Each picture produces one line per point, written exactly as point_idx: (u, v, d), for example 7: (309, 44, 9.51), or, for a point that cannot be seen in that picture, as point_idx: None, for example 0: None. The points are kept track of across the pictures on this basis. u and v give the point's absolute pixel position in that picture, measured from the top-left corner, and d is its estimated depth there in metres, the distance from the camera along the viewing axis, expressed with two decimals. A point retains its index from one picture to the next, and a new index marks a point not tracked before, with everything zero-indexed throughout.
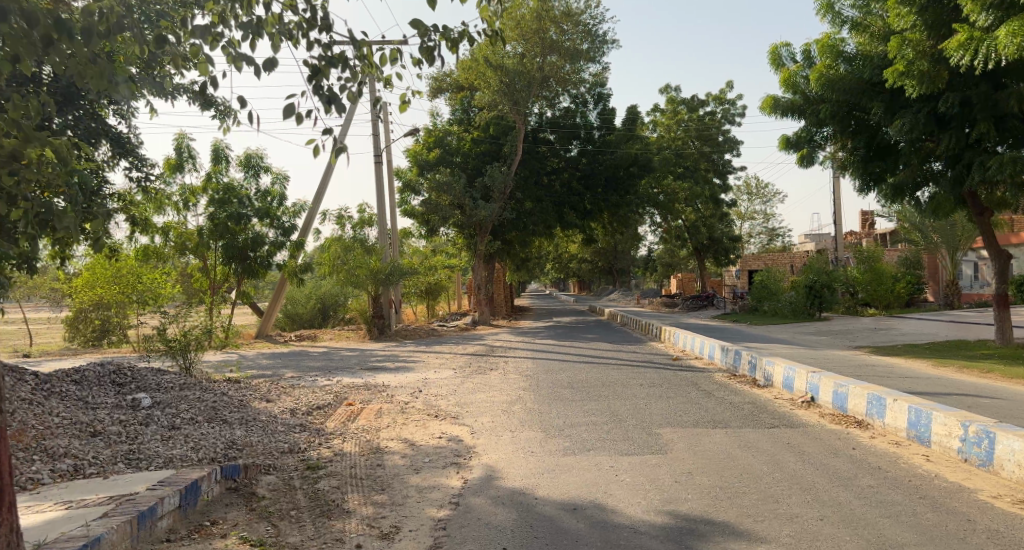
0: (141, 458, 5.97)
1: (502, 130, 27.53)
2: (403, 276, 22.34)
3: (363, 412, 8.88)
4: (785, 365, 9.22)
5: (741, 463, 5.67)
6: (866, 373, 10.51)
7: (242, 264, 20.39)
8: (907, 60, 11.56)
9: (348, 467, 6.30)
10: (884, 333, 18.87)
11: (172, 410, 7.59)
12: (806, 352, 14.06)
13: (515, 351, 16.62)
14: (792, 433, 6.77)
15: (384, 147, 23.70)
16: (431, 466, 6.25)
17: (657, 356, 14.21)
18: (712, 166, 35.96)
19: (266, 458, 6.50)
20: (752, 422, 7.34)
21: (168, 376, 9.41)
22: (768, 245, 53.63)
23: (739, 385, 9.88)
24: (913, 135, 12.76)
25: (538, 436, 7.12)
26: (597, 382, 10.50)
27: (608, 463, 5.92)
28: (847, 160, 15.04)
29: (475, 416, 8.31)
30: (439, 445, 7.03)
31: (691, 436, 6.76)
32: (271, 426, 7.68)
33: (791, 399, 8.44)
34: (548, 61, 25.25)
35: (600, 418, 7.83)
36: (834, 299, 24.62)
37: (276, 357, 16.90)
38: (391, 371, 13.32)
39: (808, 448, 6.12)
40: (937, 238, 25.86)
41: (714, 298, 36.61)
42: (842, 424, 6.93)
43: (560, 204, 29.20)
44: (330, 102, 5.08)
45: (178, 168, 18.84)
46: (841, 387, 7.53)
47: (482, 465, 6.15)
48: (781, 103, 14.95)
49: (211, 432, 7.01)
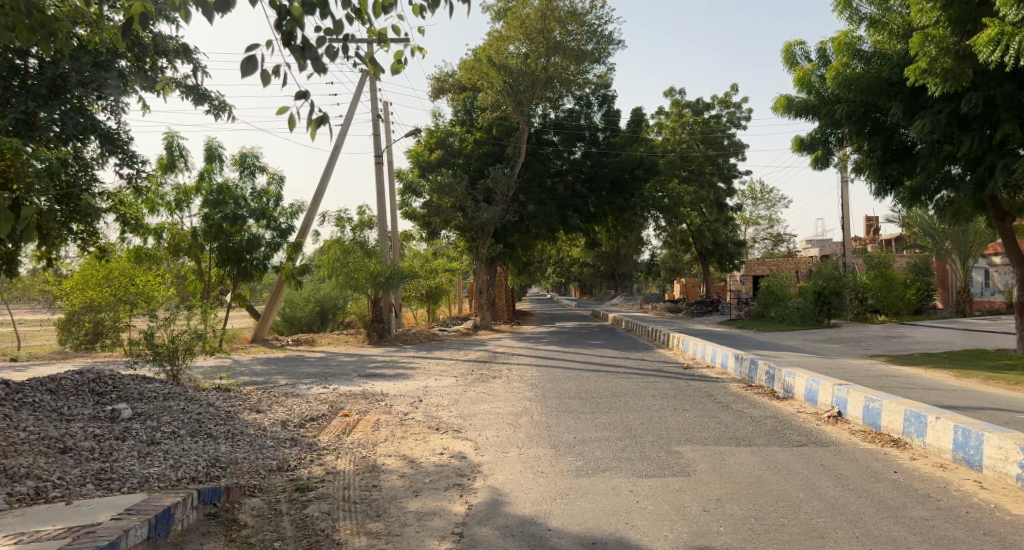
0: (112, 479, 5.51)
1: (505, 132, 27.16)
2: (403, 280, 21.85)
3: (359, 425, 8.35)
4: (807, 377, 8.69)
5: (774, 488, 5.15)
6: (890, 385, 9.97)
7: (238, 267, 19.85)
8: (930, 57, 10.94)
9: (340, 489, 5.78)
10: (897, 341, 18.33)
11: (154, 423, 7.09)
12: (822, 360, 13.51)
13: (519, 357, 16.06)
14: (824, 452, 6.23)
15: (384, 148, 23.26)
16: (431, 487, 5.73)
17: (666, 364, 13.67)
18: (717, 170, 35.49)
19: (251, 477, 6.01)
20: (778, 439, 6.80)
21: (152, 384, 8.92)
22: (773, 250, 53.07)
23: (757, 397, 9.34)
24: (934, 136, 12.17)
25: (547, 453, 6.58)
26: (607, 393, 9.96)
27: (627, 486, 5.40)
28: (863, 162, 14.50)
29: (479, 430, 7.78)
30: (440, 463, 6.49)
31: (714, 455, 6.22)
32: (259, 440, 7.17)
33: (816, 414, 7.90)
34: (552, 62, 24.80)
35: (613, 433, 7.29)
36: (843, 305, 24.11)
37: (271, 363, 16.39)
38: (389, 378, 12.80)
39: (845, 470, 5.58)
40: (948, 245, 25.31)
41: (719, 304, 36.06)
42: (877, 443, 6.40)
43: (564, 208, 28.33)
44: (303, 55, 4.78)
45: (170, 168, 18.37)
46: (874, 402, 6.99)
47: (488, 487, 5.62)
48: (795, 103, 14.42)
49: (193, 447, 6.53)
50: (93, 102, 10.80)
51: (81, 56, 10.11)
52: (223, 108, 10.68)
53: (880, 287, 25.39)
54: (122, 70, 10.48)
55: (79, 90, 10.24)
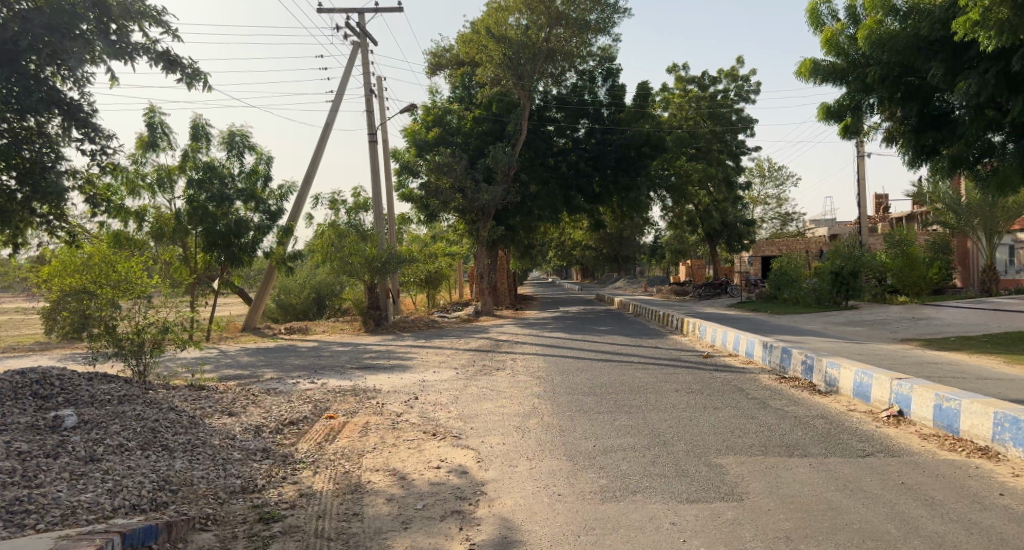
0: (28, 512, 4.50)
1: (506, 108, 25.79)
2: (400, 265, 20.78)
3: (344, 430, 7.29)
4: (856, 370, 7.63)
5: (854, 520, 4.10)
6: (943, 375, 8.87)
7: (227, 253, 18.69)
8: (983, 7, 9.54)
9: (312, 519, 4.74)
10: (926, 323, 17.23)
11: (98, 434, 6.04)
12: (852, 347, 12.44)
13: (523, 346, 14.98)
14: (899, 465, 5.16)
15: (379, 125, 22.06)
16: (424, 517, 4.67)
17: (684, 353, 12.60)
18: (725, 148, 34.18)
19: (205, 504, 4.97)
20: (837, 448, 5.71)
21: (111, 384, 7.88)
22: (781, 231, 51.92)
23: (795, 392, 8.27)
24: (980, 99, 10.82)
25: (564, 467, 5.50)
26: (624, 388, 8.88)
27: (668, 516, 4.36)
28: (895, 130, 13.17)
29: (482, 436, 6.69)
30: (436, 481, 5.42)
31: (764, 471, 5.16)
32: (224, 452, 6.10)
33: (872, 413, 6.86)
34: (554, 34, 23.64)
35: (638, 439, 6.21)
36: (861, 285, 23.03)
37: (258, 354, 15.32)
38: (384, 371, 11.75)
39: (936, 492, 4.51)
40: (974, 222, 24.10)
41: (728, 286, 34.88)
42: (961, 453, 5.35)
43: (567, 187, 27.75)
44: None
45: (151, 146, 17.27)
46: (951, 401, 5.91)
47: (494, 517, 4.59)
48: (821, 67, 13.01)
49: (141, 464, 5.49)
50: (58, 73, 8.23)
51: (34, 18, 7.71)
52: (196, 79, 9.25)
53: (901, 266, 24.10)
54: (87, 37, 7.95)
55: (38, 58, 7.88)
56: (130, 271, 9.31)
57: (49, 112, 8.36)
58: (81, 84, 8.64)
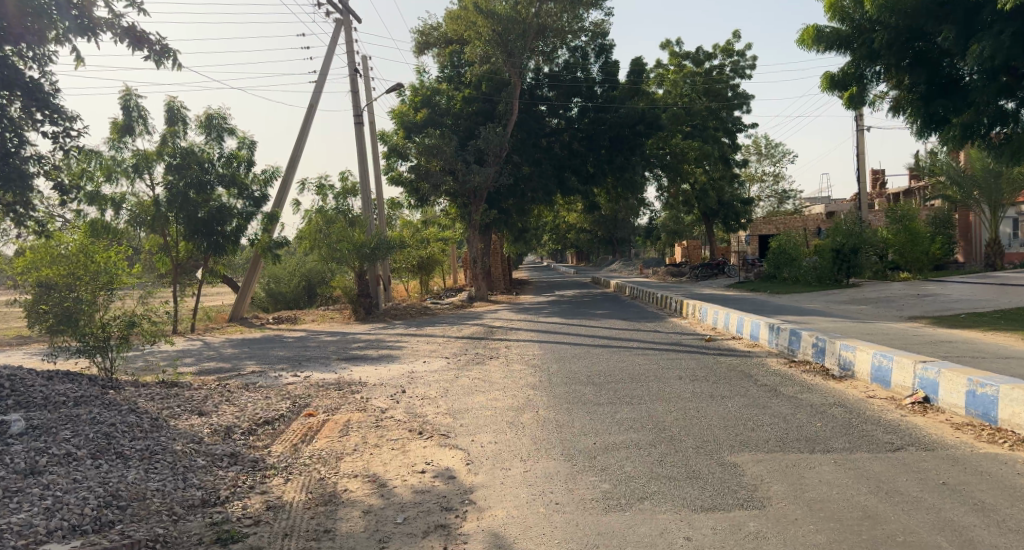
0: None
1: (496, 87, 24.72)
2: (390, 251, 20.13)
3: (322, 429, 6.71)
4: (873, 352, 7.10)
5: (896, 532, 3.58)
6: (962, 355, 8.37)
7: (209, 241, 17.99)
8: None
9: (277, 538, 4.19)
10: (931, 299, 16.75)
11: (44, 442, 5.43)
12: (859, 326, 11.94)
13: (517, 332, 14.44)
14: (936, 460, 4.62)
15: (365, 107, 21.37)
16: (403, 534, 4.11)
17: (685, 336, 12.07)
18: (721, 125, 33.52)
19: (157, 523, 4.39)
20: (864, 441, 5.16)
21: (69, 384, 7.25)
22: (778, 210, 51.41)
23: (807, 377, 7.76)
24: (995, 62, 10.23)
25: (562, 471, 4.94)
26: (624, 376, 8.32)
27: (681, 530, 3.80)
28: (902, 99, 12.57)
29: (474, 434, 6.14)
30: (421, 489, 4.85)
31: (784, 470, 4.60)
32: (185, 459, 5.50)
33: (894, 400, 6.34)
34: (544, 9, 22.96)
35: (642, 436, 5.65)
36: (862, 262, 22.62)
37: (243, 345, 14.77)
38: (372, 362, 11.18)
39: (984, 495, 3.98)
40: (977, 194, 23.54)
41: (725, 266, 34.43)
42: (1003, 446, 4.84)
43: (561, 168, 27.23)
44: None
45: (126, 131, 16.54)
46: (987, 387, 5.42)
47: (483, 532, 4.03)
48: (825, 34, 12.39)
49: (89, 477, 4.89)
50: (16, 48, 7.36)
51: None
52: (167, 55, 8.38)
53: (902, 242, 23.65)
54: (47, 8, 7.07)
55: None
56: (110, 263, 8.81)
57: (7, 94, 7.45)
58: (43, 64, 7.87)
